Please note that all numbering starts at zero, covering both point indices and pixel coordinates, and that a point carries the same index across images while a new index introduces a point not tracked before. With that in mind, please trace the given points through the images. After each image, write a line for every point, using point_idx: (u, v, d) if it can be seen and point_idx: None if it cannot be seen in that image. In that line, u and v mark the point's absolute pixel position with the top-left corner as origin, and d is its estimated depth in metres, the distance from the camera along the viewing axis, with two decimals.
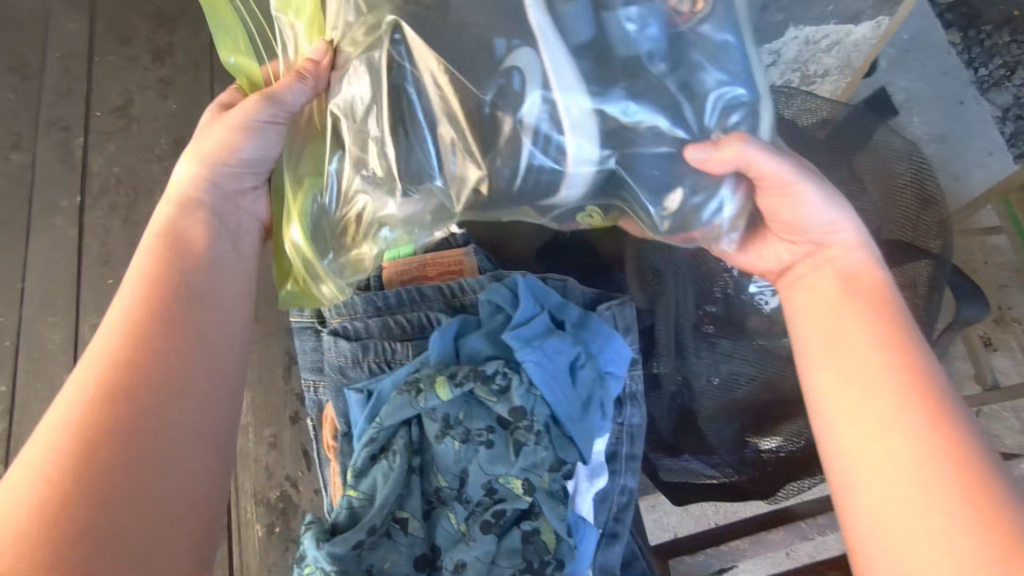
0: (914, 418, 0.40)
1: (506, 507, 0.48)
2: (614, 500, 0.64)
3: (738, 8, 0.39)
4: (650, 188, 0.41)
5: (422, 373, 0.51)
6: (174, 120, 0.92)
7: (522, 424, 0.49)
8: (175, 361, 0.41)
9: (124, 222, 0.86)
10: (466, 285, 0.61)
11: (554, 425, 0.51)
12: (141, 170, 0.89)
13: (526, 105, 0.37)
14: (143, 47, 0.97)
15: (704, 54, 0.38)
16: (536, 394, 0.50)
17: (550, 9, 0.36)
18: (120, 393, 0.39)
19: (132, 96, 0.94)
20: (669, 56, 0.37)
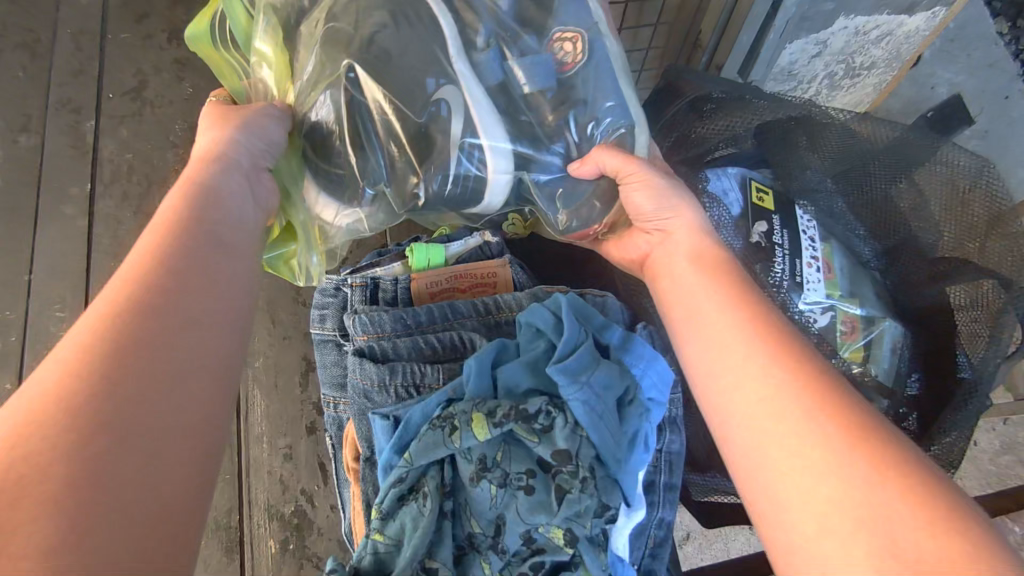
0: (772, 383, 0.37)
1: (544, 558, 0.45)
2: (650, 535, 0.59)
3: (615, 59, 0.49)
4: (546, 203, 0.51)
5: (457, 407, 0.47)
6: (191, 105, 0.88)
7: (565, 469, 0.45)
8: (173, 325, 0.33)
9: (136, 213, 0.82)
10: (501, 303, 0.57)
11: (600, 468, 0.46)
12: (155, 159, 0.84)
13: (459, 137, 0.45)
14: (159, 26, 0.92)
15: (588, 96, 0.49)
16: (584, 435, 0.46)
17: (468, 62, 0.46)
18: (116, 364, 0.31)
19: (146, 78, 0.89)
20: (558, 95, 0.48)
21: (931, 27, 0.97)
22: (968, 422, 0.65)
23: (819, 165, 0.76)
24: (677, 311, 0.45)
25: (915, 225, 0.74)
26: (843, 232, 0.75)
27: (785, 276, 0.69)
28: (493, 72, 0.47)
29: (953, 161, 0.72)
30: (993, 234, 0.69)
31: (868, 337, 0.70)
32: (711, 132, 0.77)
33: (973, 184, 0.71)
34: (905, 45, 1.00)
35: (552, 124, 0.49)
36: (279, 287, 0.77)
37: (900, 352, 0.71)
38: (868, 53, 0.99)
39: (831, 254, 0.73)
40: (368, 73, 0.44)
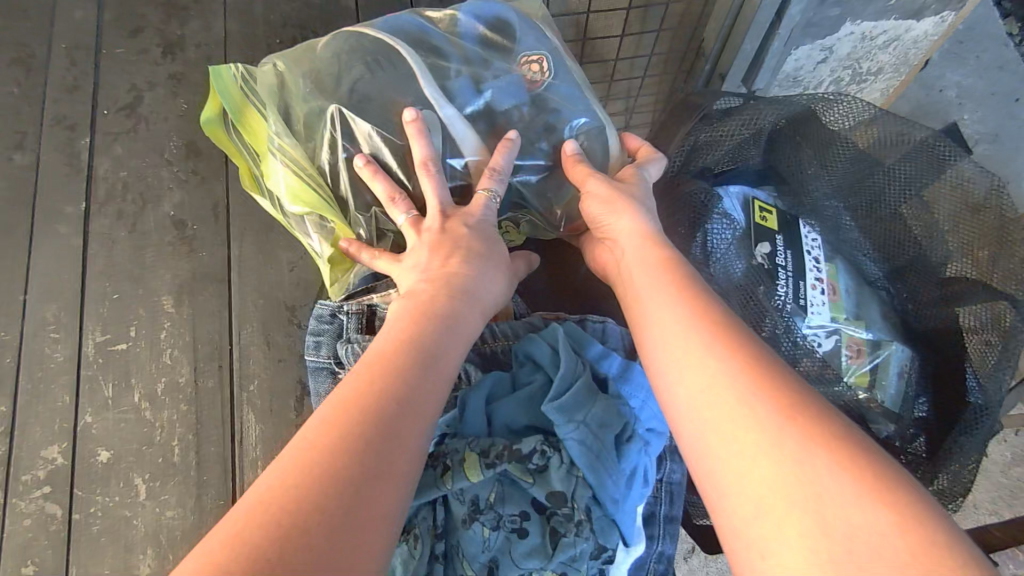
0: (716, 377, 0.39)
1: None
2: (650, 568, 0.58)
3: (575, 74, 0.56)
4: (541, 201, 0.57)
5: (450, 446, 0.46)
6: (185, 121, 0.86)
7: (561, 512, 0.43)
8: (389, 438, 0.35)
9: (131, 232, 0.81)
10: (497, 332, 0.56)
11: (598, 509, 0.45)
12: (150, 176, 0.83)
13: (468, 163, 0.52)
14: (153, 41, 0.91)
15: (558, 106, 0.55)
16: (579, 474, 0.45)
17: (444, 91, 0.52)
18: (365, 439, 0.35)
19: (141, 94, 0.88)
20: (533, 107, 0.54)
21: (940, 31, 0.96)
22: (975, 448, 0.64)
23: (826, 179, 0.74)
24: (632, 311, 0.47)
25: (924, 241, 0.71)
26: (850, 249, 0.75)
27: (788, 296, 0.68)
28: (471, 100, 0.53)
29: (965, 176, 0.69)
30: (1007, 251, 0.66)
31: (874, 360, 0.69)
32: (723, 144, 0.74)
33: (987, 198, 0.68)
34: (912, 49, 0.98)
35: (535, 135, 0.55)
36: (274, 307, 0.76)
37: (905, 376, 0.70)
38: (874, 58, 0.97)
39: (834, 275, 0.72)
40: (355, 116, 0.50)
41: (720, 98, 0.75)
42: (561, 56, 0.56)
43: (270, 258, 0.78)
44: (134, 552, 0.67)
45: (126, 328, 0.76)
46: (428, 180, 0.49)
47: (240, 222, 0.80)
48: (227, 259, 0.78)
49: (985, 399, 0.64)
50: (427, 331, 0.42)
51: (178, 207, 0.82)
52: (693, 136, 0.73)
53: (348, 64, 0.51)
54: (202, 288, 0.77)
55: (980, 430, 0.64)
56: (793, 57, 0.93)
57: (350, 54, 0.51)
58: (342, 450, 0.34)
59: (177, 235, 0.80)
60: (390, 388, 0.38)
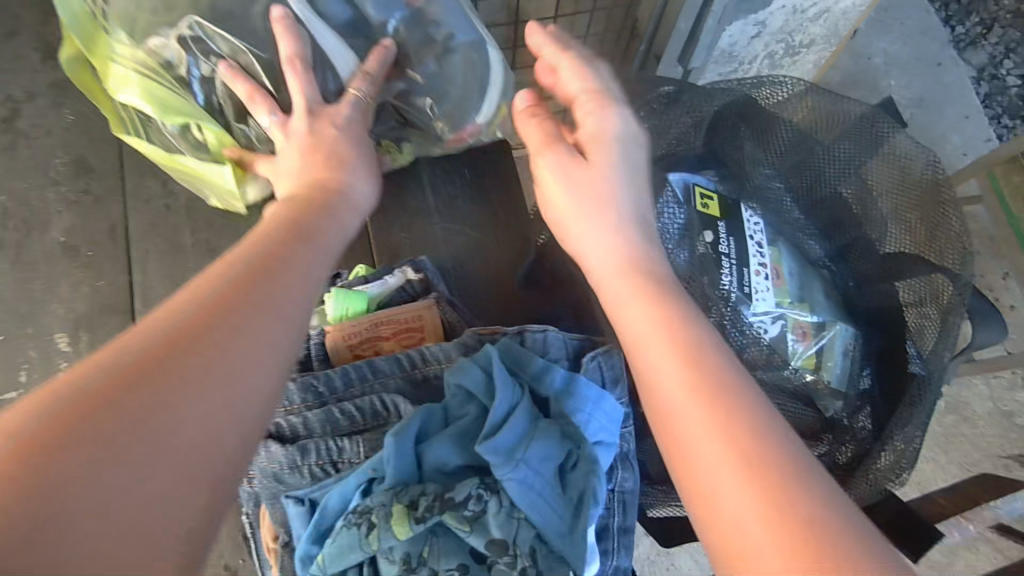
0: (721, 455, 0.33)
1: None
2: None
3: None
4: (421, 112, 0.65)
5: (374, 499, 0.41)
6: (72, 133, 0.76)
7: (502, 561, 0.40)
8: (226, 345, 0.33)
9: (14, 264, 0.71)
10: (427, 355, 0.51)
11: (544, 550, 0.42)
12: (32, 198, 0.73)
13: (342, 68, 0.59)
14: (29, 43, 0.80)
15: (432, 19, 0.62)
16: (523, 513, 0.42)
17: (317, 8, 0.59)
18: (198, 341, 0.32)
19: (17, 104, 0.77)
20: (410, 22, 0.62)
21: (868, 2, 0.94)
22: (920, 422, 0.63)
23: (769, 160, 0.72)
24: (624, 327, 0.42)
25: (865, 219, 0.71)
26: (790, 230, 0.72)
27: (732, 286, 0.65)
28: (347, 14, 0.60)
29: (902, 151, 0.70)
30: (943, 227, 0.67)
31: (819, 343, 0.68)
32: (667, 130, 0.71)
33: (925, 172, 0.69)
34: (842, 21, 0.97)
35: (416, 44, 0.62)
36: None
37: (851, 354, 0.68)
38: (806, 31, 0.96)
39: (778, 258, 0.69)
40: (220, 30, 0.58)
41: (659, 86, 0.72)
42: None
43: (179, 285, 0.71)
44: None
45: (16, 374, 0.68)
46: (295, 77, 0.56)
47: (142, 246, 0.72)
48: (128, 288, 0.71)
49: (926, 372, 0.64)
50: (282, 252, 0.41)
51: (69, 232, 0.72)
52: (633, 122, 0.69)
53: None
54: (102, 324, 0.70)
55: (925, 404, 0.63)
56: (727, 32, 0.90)
57: None
58: (162, 346, 0.31)
59: (70, 264, 0.71)
60: (231, 319, 0.34)
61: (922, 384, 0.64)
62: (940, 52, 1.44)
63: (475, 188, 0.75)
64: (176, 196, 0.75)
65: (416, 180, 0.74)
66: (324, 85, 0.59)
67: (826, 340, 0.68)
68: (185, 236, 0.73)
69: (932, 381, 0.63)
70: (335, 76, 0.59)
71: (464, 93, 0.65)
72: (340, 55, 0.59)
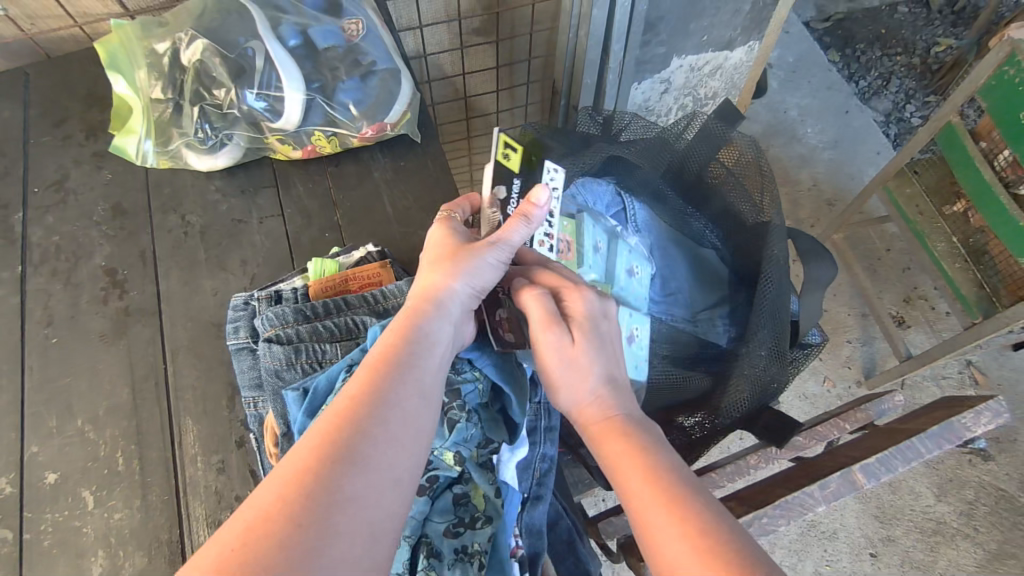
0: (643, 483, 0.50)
1: (438, 474, 0.61)
2: (536, 469, 0.67)
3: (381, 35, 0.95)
4: (339, 97, 0.91)
5: None
6: (110, 187, 0.99)
7: (455, 401, 0.61)
8: (345, 446, 0.44)
9: (66, 285, 0.91)
10: (386, 292, 0.69)
11: (483, 410, 0.64)
12: (80, 236, 0.94)
13: (281, 55, 0.87)
14: (77, 127, 1.05)
15: (360, 42, 0.93)
16: (475, 373, 0.64)
17: (270, 27, 0.89)
18: (329, 451, 0.44)
19: (68, 171, 1.01)
20: (344, 48, 0.92)
21: (750, 62, 1.67)
22: (764, 335, 0.86)
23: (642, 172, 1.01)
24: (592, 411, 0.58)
25: (730, 196, 0.99)
26: (675, 214, 1.03)
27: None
28: (290, 31, 0.90)
29: (738, 147, 0.99)
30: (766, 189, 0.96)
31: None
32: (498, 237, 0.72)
33: (754, 159, 0.99)
34: (737, 75, 1.70)
35: (341, 43, 0.92)
36: (202, 328, 0.88)
37: (638, 342, 0.89)
38: (709, 84, 1.68)
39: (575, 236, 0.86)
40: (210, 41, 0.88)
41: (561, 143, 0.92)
42: (376, 24, 0.95)
43: (195, 288, 0.90)
44: (86, 556, 0.74)
45: (67, 365, 0.85)
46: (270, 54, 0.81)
47: (167, 263, 0.92)
48: (156, 295, 0.90)
49: (767, 279, 0.88)
50: (409, 334, 0.54)
51: (109, 257, 0.93)
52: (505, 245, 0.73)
53: (208, 10, 0.90)
54: (134, 323, 0.88)
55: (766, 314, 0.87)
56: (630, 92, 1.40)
57: (216, 11, 0.90)
58: (307, 471, 0.42)
59: (109, 281, 0.91)
60: (368, 421, 0.46)
61: (765, 300, 0.88)
62: (847, 101, 1.96)
63: (425, 201, 0.97)
64: (192, 225, 0.95)
65: (379, 199, 0.97)
66: (276, 71, 0.87)
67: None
68: (199, 253, 0.93)
69: (775, 292, 0.87)
70: (278, 57, 0.87)
71: (379, 99, 0.93)
72: (279, 51, 0.88)
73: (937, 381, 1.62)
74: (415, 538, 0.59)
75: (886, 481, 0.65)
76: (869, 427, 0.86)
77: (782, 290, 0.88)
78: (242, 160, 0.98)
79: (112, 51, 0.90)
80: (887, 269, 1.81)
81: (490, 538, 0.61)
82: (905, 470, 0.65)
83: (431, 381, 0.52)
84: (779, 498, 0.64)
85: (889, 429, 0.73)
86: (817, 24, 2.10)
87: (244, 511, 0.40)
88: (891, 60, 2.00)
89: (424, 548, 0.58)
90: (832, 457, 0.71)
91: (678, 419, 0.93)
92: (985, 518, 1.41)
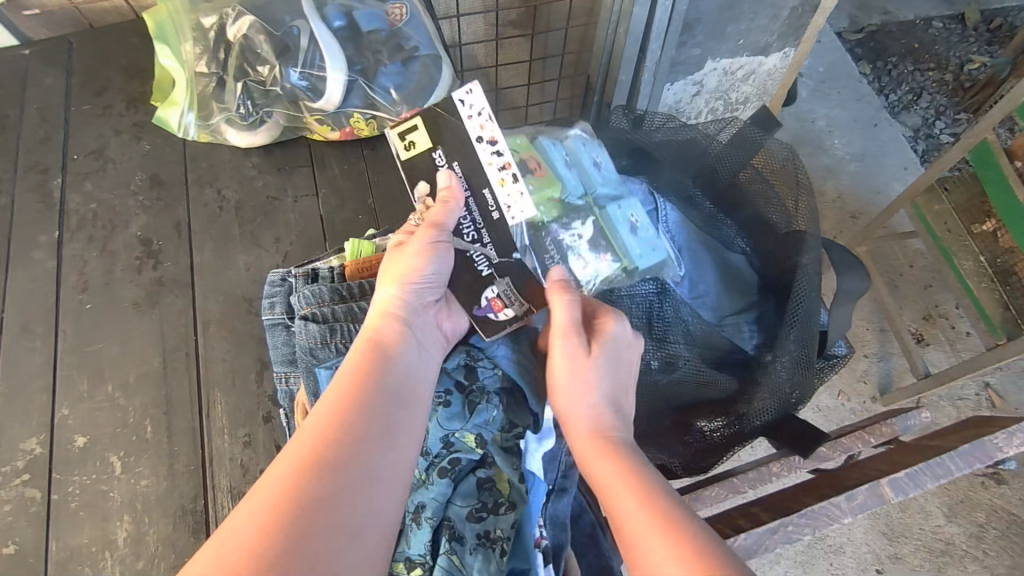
0: (631, 495, 0.47)
1: (460, 455, 0.60)
2: (561, 461, 0.68)
3: (424, 20, 0.91)
4: (379, 86, 0.92)
5: None
6: (148, 158, 0.99)
7: (474, 384, 0.61)
8: (332, 459, 0.45)
9: (101, 252, 0.92)
10: None
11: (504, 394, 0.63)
12: (117, 205, 0.95)
13: (324, 36, 0.87)
14: (117, 97, 1.06)
15: (404, 30, 0.91)
16: (495, 359, 0.63)
17: (315, 10, 0.89)
18: (318, 462, 0.44)
19: (107, 140, 1.01)
20: (387, 34, 0.92)
21: (784, 68, 1.65)
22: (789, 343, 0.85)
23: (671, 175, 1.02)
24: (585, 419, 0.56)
25: (762, 204, 0.96)
26: (703, 217, 1.02)
27: (484, 268, 0.61)
28: (335, 14, 0.90)
29: (773, 154, 0.96)
30: (799, 194, 0.93)
31: (595, 226, 0.77)
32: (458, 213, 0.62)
33: (788, 162, 0.95)
34: (770, 81, 1.69)
35: (383, 29, 0.91)
36: (233, 302, 0.88)
37: (642, 230, 0.82)
38: (741, 88, 1.67)
39: (543, 156, 0.80)
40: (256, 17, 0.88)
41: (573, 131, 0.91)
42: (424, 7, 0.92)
43: (228, 263, 0.91)
44: (111, 520, 0.75)
45: (100, 331, 0.86)
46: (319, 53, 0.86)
47: (200, 236, 0.93)
48: (189, 267, 0.91)
49: (798, 287, 0.86)
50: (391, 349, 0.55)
51: (144, 228, 0.94)
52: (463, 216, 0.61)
53: None
54: (166, 294, 0.89)
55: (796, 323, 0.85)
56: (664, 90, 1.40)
57: None
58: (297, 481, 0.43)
59: (143, 251, 0.92)
60: (356, 433, 0.47)
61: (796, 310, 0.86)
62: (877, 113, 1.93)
63: None
64: (227, 200, 0.96)
65: None
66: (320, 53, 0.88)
67: (587, 236, 0.78)
68: (233, 228, 0.94)
69: (806, 302, 0.85)
70: (323, 39, 0.87)
71: (419, 86, 0.93)
72: (323, 32, 0.87)
73: (954, 402, 1.61)
74: (436, 520, 0.58)
75: (913, 496, 0.64)
76: (894, 442, 0.86)
77: (814, 299, 0.86)
78: (279, 139, 0.98)
79: (161, 24, 0.91)
80: (910, 285, 1.79)
81: (513, 523, 0.59)
82: (933, 487, 0.65)
83: (414, 396, 0.53)
84: (805, 507, 0.64)
85: (918, 445, 0.71)
86: (850, 35, 2.07)
87: (233, 522, 0.40)
88: (924, 75, 1.97)
89: (446, 531, 0.57)
90: (859, 470, 0.70)
91: (697, 424, 0.93)
92: (994, 542, 1.37)
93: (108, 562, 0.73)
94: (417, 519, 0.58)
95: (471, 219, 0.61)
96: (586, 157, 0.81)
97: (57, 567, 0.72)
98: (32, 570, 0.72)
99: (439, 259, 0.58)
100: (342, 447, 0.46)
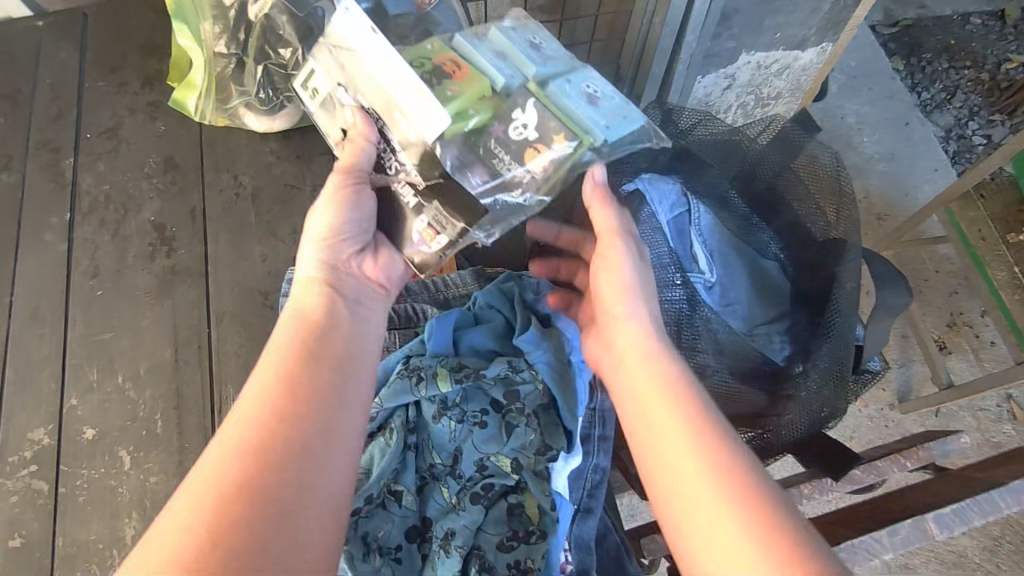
0: (696, 438, 0.46)
1: (493, 480, 0.58)
2: (586, 478, 0.60)
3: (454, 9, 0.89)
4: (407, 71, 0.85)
5: (424, 361, 0.60)
6: (163, 140, 0.96)
7: (513, 404, 0.60)
8: (274, 440, 0.47)
9: (113, 237, 0.89)
10: (448, 281, 0.67)
11: (541, 412, 0.61)
12: (130, 188, 0.92)
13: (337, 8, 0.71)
14: (133, 75, 1.02)
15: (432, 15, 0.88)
16: (535, 372, 0.61)
17: None
18: (260, 442, 0.47)
19: (121, 119, 0.98)
20: (415, 17, 0.87)
21: (820, 63, 1.58)
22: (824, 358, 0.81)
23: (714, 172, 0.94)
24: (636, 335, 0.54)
25: (798, 206, 0.93)
26: (738, 220, 0.96)
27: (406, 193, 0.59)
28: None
29: (813, 154, 0.91)
30: (843, 197, 0.88)
31: (542, 103, 0.53)
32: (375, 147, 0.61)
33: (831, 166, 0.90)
34: (804, 76, 1.62)
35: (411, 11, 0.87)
36: (247, 294, 0.85)
37: (606, 98, 0.55)
38: (774, 83, 1.61)
39: (457, 50, 0.56)
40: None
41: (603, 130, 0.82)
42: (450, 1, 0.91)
43: (243, 253, 0.88)
44: (120, 517, 0.73)
45: (111, 319, 0.84)
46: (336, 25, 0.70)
47: (215, 224, 0.90)
48: (204, 256, 0.88)
49: (836, 300, 0.83)
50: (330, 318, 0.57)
51: (158, 213, 0.90)
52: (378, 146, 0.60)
53: None
54: (180, 283, 0.86)
55: (834, 338, 0.81)
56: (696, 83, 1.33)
57: None
58: (242, 466, 0.46)
59: (157, 238, 0.89)
60: (297, 410, 0.49)
61: (833, 325, 0.82)
62: (908, 112, 1.86)
63: None
64: (243, 187, 0.93)
65: None
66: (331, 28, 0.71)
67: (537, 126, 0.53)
68: (249, 217, 0.90)
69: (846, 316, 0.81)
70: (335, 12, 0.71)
71: None
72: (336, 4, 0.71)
73: (974, 413, 1.56)
74: (466, 549, 0.55)
75: (959, 534, 0.60)
76: (931, 468, 0.82)
77: (854, 314, 0.82)
78: (298, 125, 0.95)
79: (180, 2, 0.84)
80: (937, 291, 1.73)
81: (546, 554, 0.56)
82: (979, 525, 0.61)
83: (355, 352, 0.56)
84: (845, 540, 0.61)
85: (963, 476, 0.68)
86: (884, 30, 1.98)
87: (182, 511, 0.44)
88: (958, 74, 1.90)
89: (476, 561, 0.55)
90: (900, 500, 0.66)
91: None
92: (1009, 557, 1.22)
93: (115, 560, 0.71)
94: (445, 547, 0.55)
95: (388, 147, 0.59)
96: (516, 36, 0.58)
97: (63, 564, 0.71)
98: (38, 565, 0.70)
99: (354, 206, 0.60)
100: (282, 443, 0.48)
